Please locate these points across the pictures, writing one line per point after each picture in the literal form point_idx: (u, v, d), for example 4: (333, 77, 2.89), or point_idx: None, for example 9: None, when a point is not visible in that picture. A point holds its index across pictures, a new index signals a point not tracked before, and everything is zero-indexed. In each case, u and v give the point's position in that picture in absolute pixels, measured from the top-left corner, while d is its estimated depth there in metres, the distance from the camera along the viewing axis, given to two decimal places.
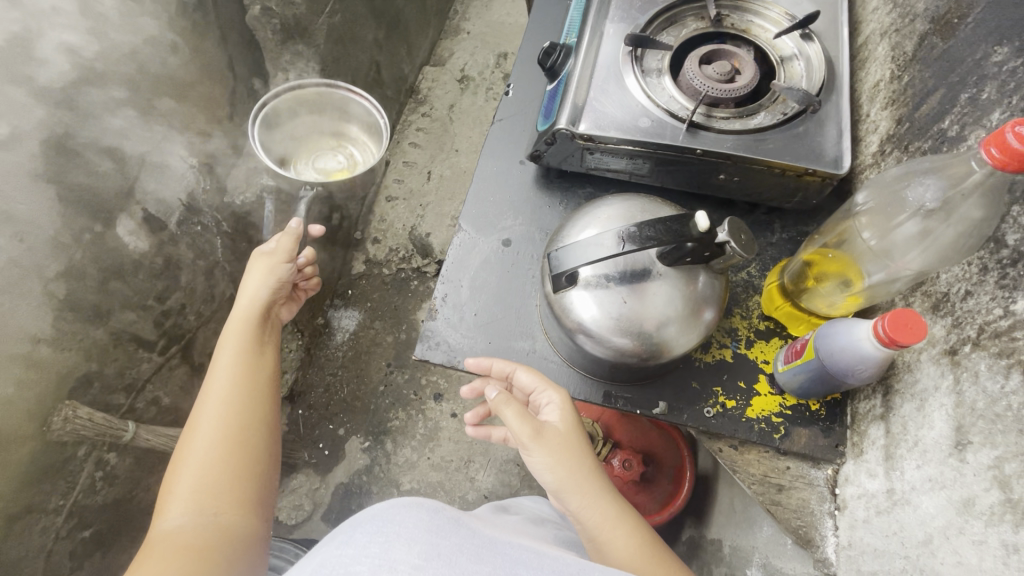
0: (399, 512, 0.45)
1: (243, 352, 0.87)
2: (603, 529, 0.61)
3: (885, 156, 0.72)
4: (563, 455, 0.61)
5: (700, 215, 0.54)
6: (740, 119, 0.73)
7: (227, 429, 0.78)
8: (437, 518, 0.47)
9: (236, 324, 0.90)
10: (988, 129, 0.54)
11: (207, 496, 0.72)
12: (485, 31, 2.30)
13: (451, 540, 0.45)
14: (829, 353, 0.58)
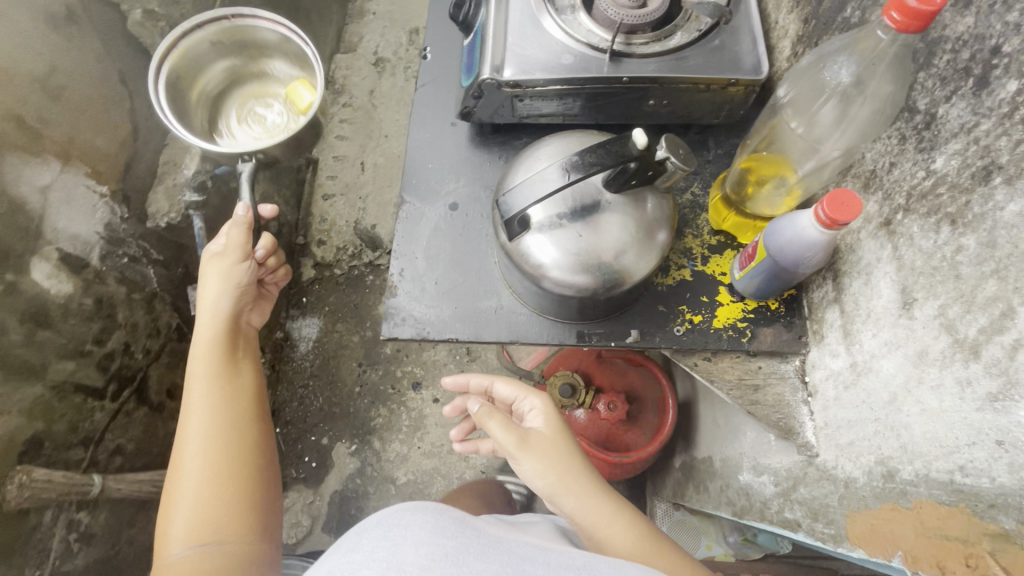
0: (405, 517, 0.49)
1: (220, 371, 0.87)
2: (603, 528, 0.65)
3: (799, 57, 0.75)
4: (551, 460, 0.66)
5: (636, 132, 0.54)
6: (659, 41, 0.73)
7: (217, 457, 0.79)
8: (441, 520, 0.50)
9: (209, 342, 0.89)
10: (886, 7, 0.57)
11: (206, 528, 0.74)
12: (391, 8, 2.22)
13: (455, 540, 0.49)
14: (778, 248, 0.60)
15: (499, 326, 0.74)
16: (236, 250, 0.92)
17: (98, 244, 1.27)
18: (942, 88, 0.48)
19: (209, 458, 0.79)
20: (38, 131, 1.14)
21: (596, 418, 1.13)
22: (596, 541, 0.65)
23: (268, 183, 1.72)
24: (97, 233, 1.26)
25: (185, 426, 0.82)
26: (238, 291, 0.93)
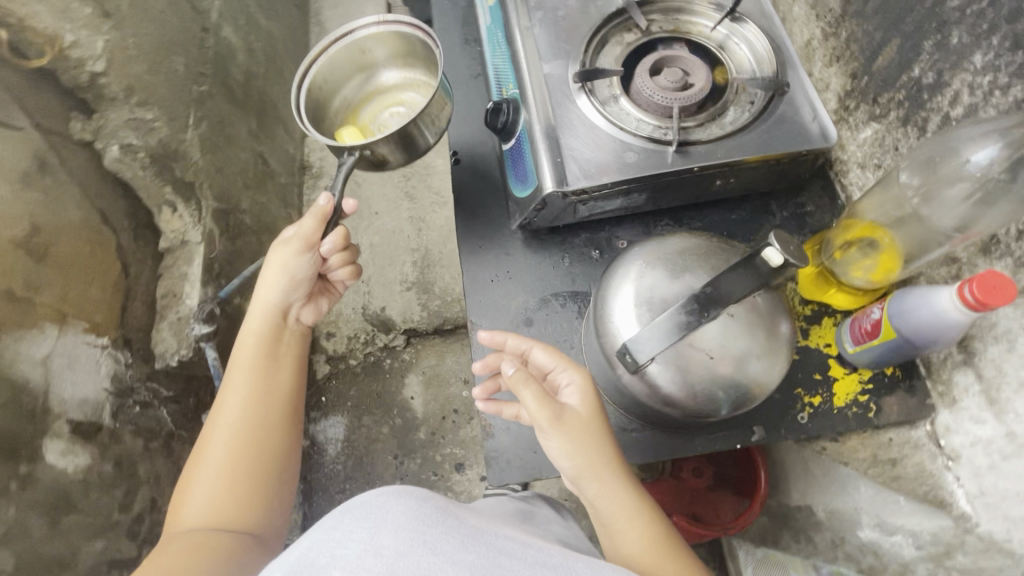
0: (388, 501, 0.38)
1: (271, 362, 0.78)
2: (620, 525, 0.59)
3: (851, 111, 0.74)
4: (582, 441, 0.57)
5: (770, 250, 0.50)
6: (716, 121, 0.71)
7: (243, 438, 0.72)
8: (425, 506, 0.40)
9: (262, 328, 0.79)
10: (972, 72, 0.55)
11: (218, 517, 0.67)
12: None
13: (442, 530, 0.38)
14: (913, 329, 0.58)
15: None
16: (301, 242, 0.74)
17: (108, 401, 1.16)
18: None
19: (236, 452, 0.71)
20: (30, 298, 1.04)
21: (681, 488, 1.11)
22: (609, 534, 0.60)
23: None
24: (105, 390, 1.16)
25: (220, 399, 0.75)
26: (290, 287, 0.79)
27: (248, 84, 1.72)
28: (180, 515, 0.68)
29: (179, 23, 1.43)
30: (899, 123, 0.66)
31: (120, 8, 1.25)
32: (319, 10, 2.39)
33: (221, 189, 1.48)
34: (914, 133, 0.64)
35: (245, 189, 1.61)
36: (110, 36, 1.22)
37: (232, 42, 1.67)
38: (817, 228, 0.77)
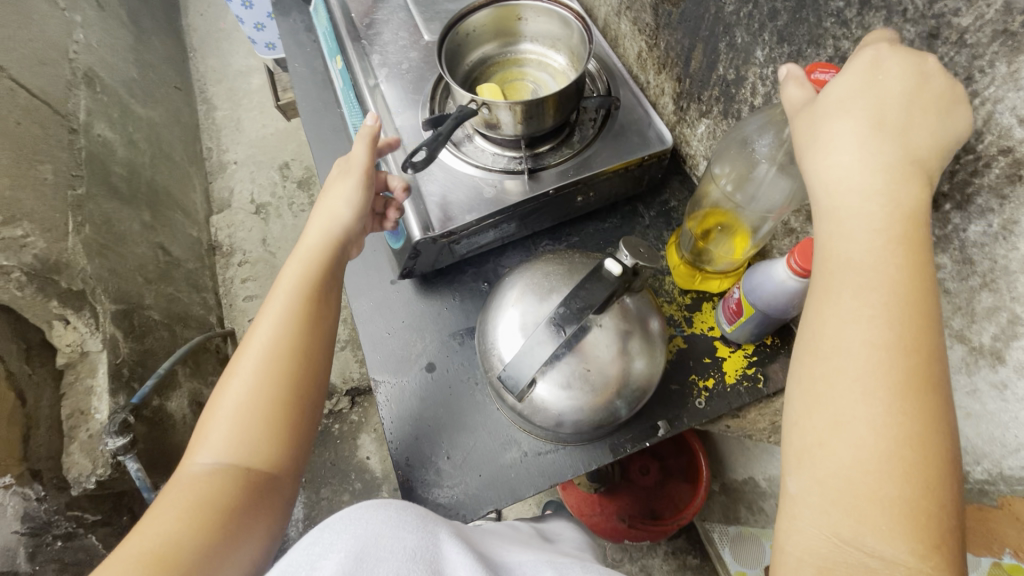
0: (367, 511, 0.45)
1: (304, 304, 0.66)
2: (850, 479, 0.36)
3: (686, 111, 0.80)
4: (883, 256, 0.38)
5: (608, 262, 0.56)
6: (563, 143, 0.75)
7: (262, 393, 0.61)
8: (404, 514, 0.47)
9: (322, 256, 0.68)
10: (759, 65, 0.61)
11: (238, 448, 0.59)
12: (251, 152, 2.21)
13: (417, 536, 0.45)
14: (765, 302, 0.62)
15: (531, 475, 0.69)
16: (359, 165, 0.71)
17: (21, 544, 1.11)
18: None
19: (256, 400, 0.60)
20: None
21: (634, 490, 1.14)
22: (819, 463, 0.38)
23: (191, 379, 1.57)
24: (17, 532, 1.10)
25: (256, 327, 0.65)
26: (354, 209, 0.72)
27: (133, 178, 1.68)
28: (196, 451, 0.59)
29: (43, 132, 1.38)
30: (722, 116, 0.72)
31: None
32: (204, 90, 2.37)
33: (119, 289, 1.42)
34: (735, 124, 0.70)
35: (149, 283, 1.55)
36: None
37: (108, 139, 1.63)
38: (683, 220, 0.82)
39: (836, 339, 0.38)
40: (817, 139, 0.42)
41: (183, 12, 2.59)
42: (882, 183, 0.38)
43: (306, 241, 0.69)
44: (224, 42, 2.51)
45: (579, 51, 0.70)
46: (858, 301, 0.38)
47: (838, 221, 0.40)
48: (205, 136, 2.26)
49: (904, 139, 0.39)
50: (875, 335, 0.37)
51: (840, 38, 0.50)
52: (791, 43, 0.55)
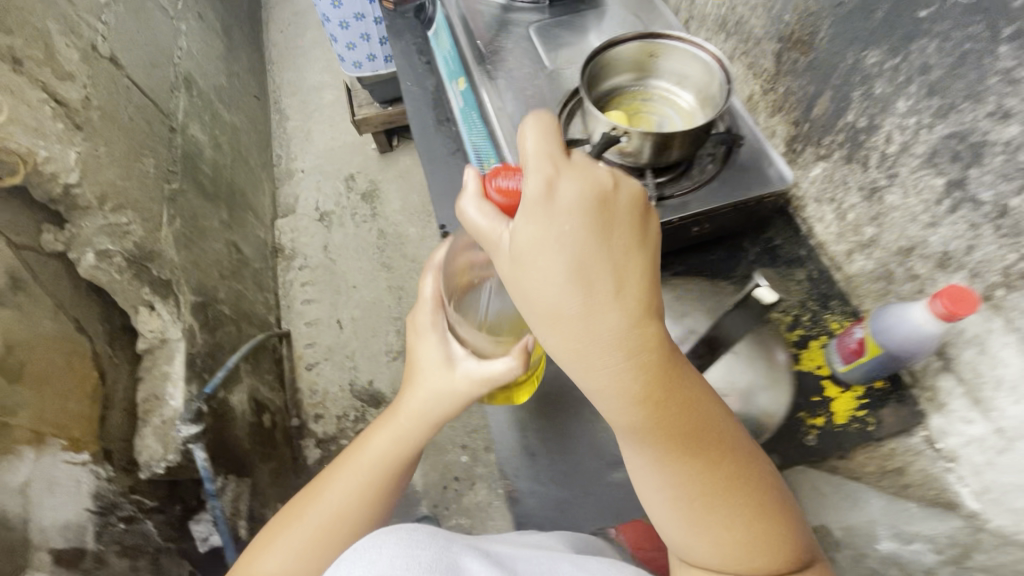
0: (379, 539, 0.46)
1: (394, 455, 0.72)
2: (692, 498, 0.52)
3: (799, 153, 0.83)
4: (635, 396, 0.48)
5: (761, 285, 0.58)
6: (685, 175, 0.78)
7: (332, 526, 0.68)
8: (415, 535, 0.48)
9: (414, 433, 0.72)
10: (899, 115, 0.64)
11: (301, 559, 0.66)
12: (319, 162, 2.30)
13: (431, 550, 0.46)
14: (896, 344, 0.62)
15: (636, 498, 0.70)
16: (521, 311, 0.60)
17: (90, 522, 1.07)
18: (1007, 183, 0.54)
19: (326, 529, 0.68)
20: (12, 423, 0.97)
21: None
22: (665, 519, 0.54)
23: (249, 376, 1.61)
24: (87, 510, 1.06)
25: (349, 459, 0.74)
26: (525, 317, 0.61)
27: (217, 178, 1.76)
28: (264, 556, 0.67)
29: (150, 128, 1.47)
30: (844, 160, 0.74)
31: (90, 121, 1.23)
32: (279, 101, 2.49)
33: (198, 282, 1.47)
34: (859, 169, 0.72)
35: (223, 279, 1.61)
36: (85, 146, 1.20)
37: (199, 140, 1.72)
38: (788, 259, 0.84)
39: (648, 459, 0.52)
40: (552, 314, 0.45)
41: (266, 28, 2.75)
42: (635, 345, 0.47)
43: (408, 414, 0.72)
44: (302, 58, 2.65)
45: (715, 100, 0.73)
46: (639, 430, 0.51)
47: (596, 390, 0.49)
48: (276, 144, 2.36)
49: (612, 290, 0.45)
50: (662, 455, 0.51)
51: (1006, 95, 0.52)
52: (942, 96, 0.58)
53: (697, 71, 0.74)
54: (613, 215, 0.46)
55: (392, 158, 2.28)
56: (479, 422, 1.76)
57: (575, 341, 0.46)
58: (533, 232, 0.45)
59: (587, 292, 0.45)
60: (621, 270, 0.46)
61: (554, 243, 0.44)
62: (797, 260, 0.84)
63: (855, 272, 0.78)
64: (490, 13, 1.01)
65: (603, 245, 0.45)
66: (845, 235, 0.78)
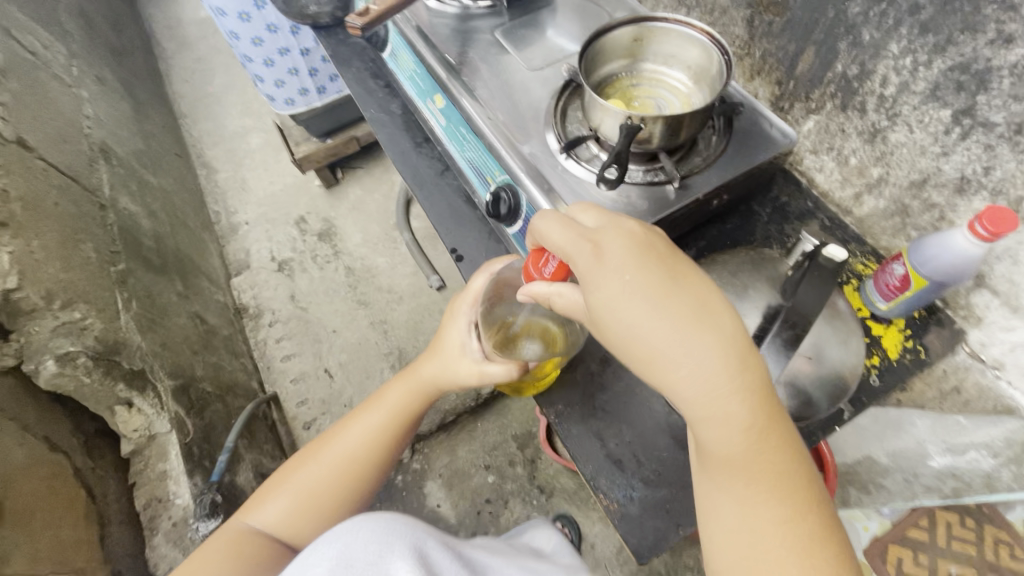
0: (358, 525, 0.63)
1: (398, 413, 0.86)
2: (765, 548, 0.51)
3: (787, 111, 0.85)
4: (721, 400, 0.52)
5: (832, 247, 0.55)
6: (694, 152, 0.76)
7: (341, 468, 0.83)
8: (386, 525, 0.65)
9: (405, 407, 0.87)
10: (892, 57, 0.66)
11: (308, 496, 0.81)
12: (262, 210, 2.16)
13: (397, 537, 0.64)
14: (938, 272, 0.65)
15: None
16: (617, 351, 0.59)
17: None
18: (1019, 102, 0.57)
19: (338, 468, 0.83)
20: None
21: None
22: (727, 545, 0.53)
23: (250, 450, 1.49)
24: None
25: (361, 409, 0.88)
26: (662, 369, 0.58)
27: (161, 249, 1.61)
28: (274, 496, 0.82)
29: (78, 210, 1.32)
30: (838, 109, 0.77)
31: (13, 215, 1.09)
32: (202, 154, 2.32)
33: (172, 365, 1.34)
34: (856, 116, 0.75)
35: (196, 355, 1.48)
36: (14, 244, 1.06)
37: (133, 212, 1.57)
38: (799, 213, 0.86)
39: (726, 471, 0.54)
40: (646, 351, 0.54)
41: (167, 80, 2.55)
42: (728, 367, 0.53)
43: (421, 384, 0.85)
44: (215, 105, 2.48)
45: (713, 79, 0.74)
46: (718, 435, 0.53)
47: (691, 403, 0.53)
48: (211, 200, 2.20)
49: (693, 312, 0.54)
50: (735, 476, 0.54)
51: (1005, 21, 0.55)
52: (937, 33, 0.61)
53: (696, 48, 0.75)
54: (657, 255, 0.57)
55: (341, 191, 2.18)
56: (498, 437, 1.72)
57: (675, 368, 0.53)
58: (607, 285, 0.55)
59: (676, 321, 0.54)
60: (703, 303, 0.55)
61: (626, 288, 0.55)
62: (807, 212, 0.86)
63: (866, 212, 0.81)
64: (446, 24, 0.96)
65: (672, 289, 0.55)
66: (849, 179, 0.81)
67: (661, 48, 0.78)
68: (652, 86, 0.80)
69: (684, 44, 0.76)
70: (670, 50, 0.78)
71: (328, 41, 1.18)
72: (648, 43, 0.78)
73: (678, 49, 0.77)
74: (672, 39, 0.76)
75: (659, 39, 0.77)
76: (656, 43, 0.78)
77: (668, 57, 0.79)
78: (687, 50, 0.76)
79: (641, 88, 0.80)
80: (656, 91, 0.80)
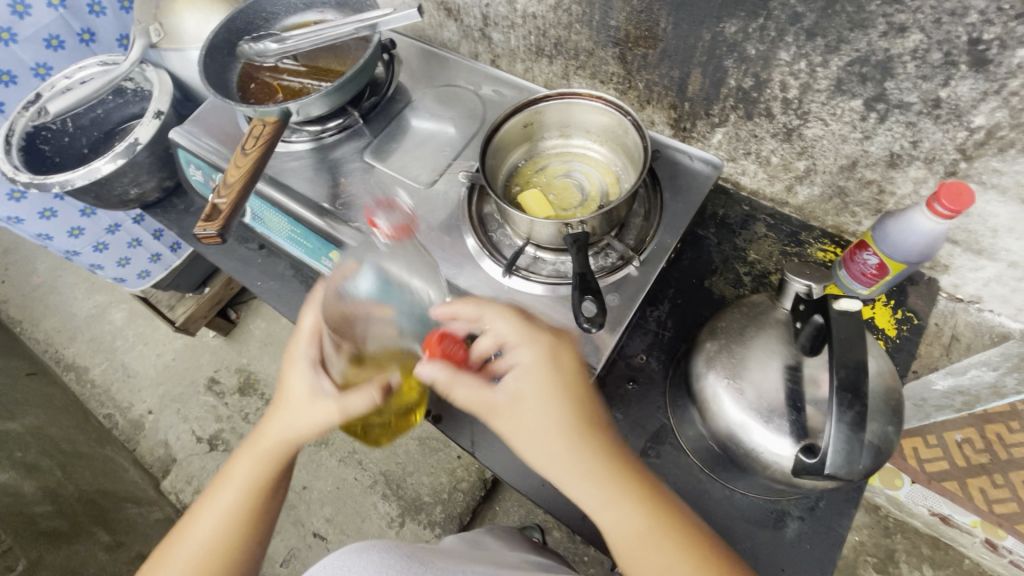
0: (349, 558, 0.47)
1: (258, 479, 0.58)
2: None
3: (691, 130, 0.82)
4: (613, 488, 0.52)
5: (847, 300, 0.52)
6: (637, 219, 0.71)
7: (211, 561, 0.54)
8: (389, 554, 0.48)
9: (261, 469, 0.58)
10: (786, 64, 0.64)
11: None
12: (161, 389, 1.87)
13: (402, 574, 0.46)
14: (915, 254, 0.64)
15: (823, 542, 0.63)
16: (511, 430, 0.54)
17: None
18: (929, 82, 0.56)
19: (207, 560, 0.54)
20: None
21: None
22: None
23: None
24: None
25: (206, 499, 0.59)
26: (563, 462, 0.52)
27: (62, 506, 1.32)
28: None
29: None
30: (744, 119, 0.74)
31: None
32: (61, 357, 1.97)
33: None
34: (764, 121, 0.73)
35: None
36: None
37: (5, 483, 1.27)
38: (740, 221, 0.84)
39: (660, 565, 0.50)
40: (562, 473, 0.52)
41: None
42: (597, 464, 0.52)
43: (264, 434, 0.57)
44: (52, 293, 2.11)
45: (626, 141, 0.69)
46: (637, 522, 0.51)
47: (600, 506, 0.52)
48: (96, 404, 1.87)
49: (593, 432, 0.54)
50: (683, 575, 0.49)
51: (893, 14, 0.53)
52: (824, 36, 0.59)
53: (603, 114, 0.68)
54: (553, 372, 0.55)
55: (242, 332, 1.93)
56: (522, 512, 1.57)
57: (580, 488, 0.52)
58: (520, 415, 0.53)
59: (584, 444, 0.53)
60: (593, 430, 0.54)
61: (541, 421, 0.53)
62: (748, 217, 0.84)
63: (803, 200, 0.80)
64: (305, 164, 0.83)
65: (564, 384, 0.54)
66: (776, 176, 0.79)
67: (564, 121, 0.72)
68: (568, 162, 0.73)
69: (588, 115, 0.70)
70: (572, 121, 0.72)
71: (167, 217, 0.99)
72: (549, 120, 0.72)
73: (583, 120, 0.71)
74: (574, 112, 0.70)
75: (558, 116, 0.71)
76: (556, 119, 0.71)
77: (572, 128, 0.73)
78: (592, 118, 0.70)
79: (556, 168, 0.73)
80: (573, 168, 0.73)
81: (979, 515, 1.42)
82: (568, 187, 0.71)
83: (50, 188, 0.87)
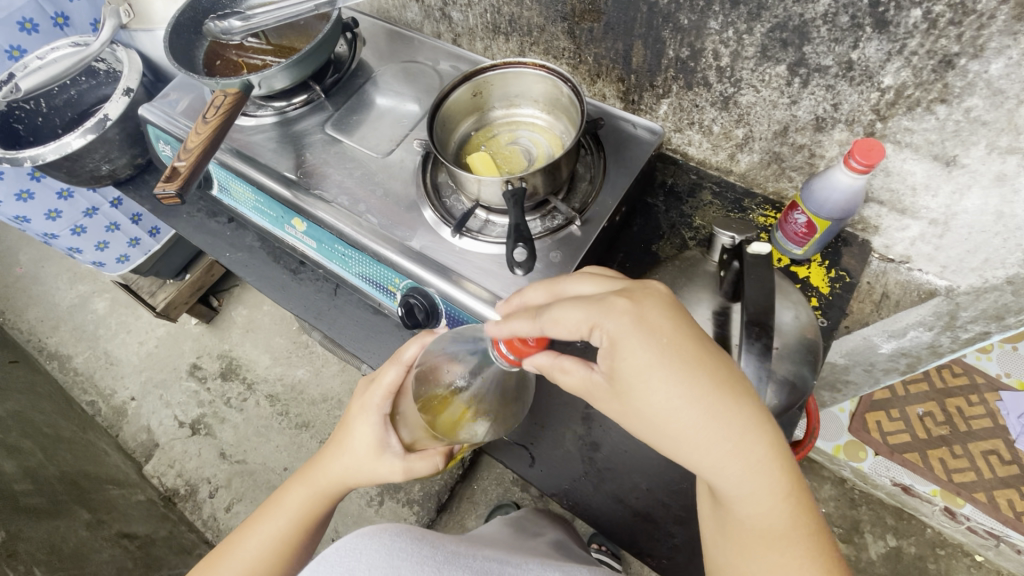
0: (361, 542, 0.48)
1: (311, 507, 0.66)
2: None
3: (639, 103, 0.85)
4: (714, 438, 0.45)
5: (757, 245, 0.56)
6: (581, 182, 0.75)
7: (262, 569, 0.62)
8: (399, 538, 0.49)
9: (316, 501, 0.66)
10: (717, 32, 0.68)
11: None
12: (144, 376, 1.89)
13: (412, 560, 0.47)
14: (838, 210, 0.68)
15: None
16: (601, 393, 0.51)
17: None
18: (841, 44, 0.60)
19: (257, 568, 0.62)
20: None
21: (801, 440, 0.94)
22: None
23: None
24: None
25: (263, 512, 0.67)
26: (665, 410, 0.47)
27: (43, 485, 1.34)
28: None
29: None
30: (685, 89, 0.78)
31: None
32: (44, 346, 1.98)
33: None
34: (703, 90, 0.77)
35: None
36: None
37: None
38: (688, 190, 0.87)
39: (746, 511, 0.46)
40: (656, 421, 0.46)
41: None
42: (743, 430, 0.45)
43: (327, 470, 0.66)
44: (34, 284, 2.12)
45: (567, 107, 0.72)
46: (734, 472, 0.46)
47: (697, 451, 0.46)
48: (79, 391, 1.89)
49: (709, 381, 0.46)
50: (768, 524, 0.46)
51: None
52: (746, 4, 0.63)
53: (543, 81, 0.72)
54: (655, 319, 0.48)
55: (224, 319, 1.96)
56: (499, 489, 1.61)
57: (671, 431, 0.46)
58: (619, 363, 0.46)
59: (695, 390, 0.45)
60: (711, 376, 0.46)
61: (645, 372, 0.46)
62: (695, 186, 0.88)
63: (745, 168, 0.84)
64: (269, 137, 0.87)
65: (674, 343, 0.46)
66: (719, 145, 0.83)
67: (509, 92, 0.75)
68: (516, 131, 0.77)
69: (530, 84, 0.73)
70: (517, 91, 0.75)
71: (139, 194, 1.02)
72: (495, 91, 0.75)
73: (526, 89, 0.74)
74: (517, 81, 0.74)
75: (502, 86, 0.75)
76: (501, 89, 0.75)
77: (518, 98, 0.76)
78: (534, 87, 0.74)
79: (503, 137, 0.77)
80: (520, 136, 0.76)
81: (939, 485, 1.46)
82: (516, 153, 0.75)
83: (22, 163, 0.90)
